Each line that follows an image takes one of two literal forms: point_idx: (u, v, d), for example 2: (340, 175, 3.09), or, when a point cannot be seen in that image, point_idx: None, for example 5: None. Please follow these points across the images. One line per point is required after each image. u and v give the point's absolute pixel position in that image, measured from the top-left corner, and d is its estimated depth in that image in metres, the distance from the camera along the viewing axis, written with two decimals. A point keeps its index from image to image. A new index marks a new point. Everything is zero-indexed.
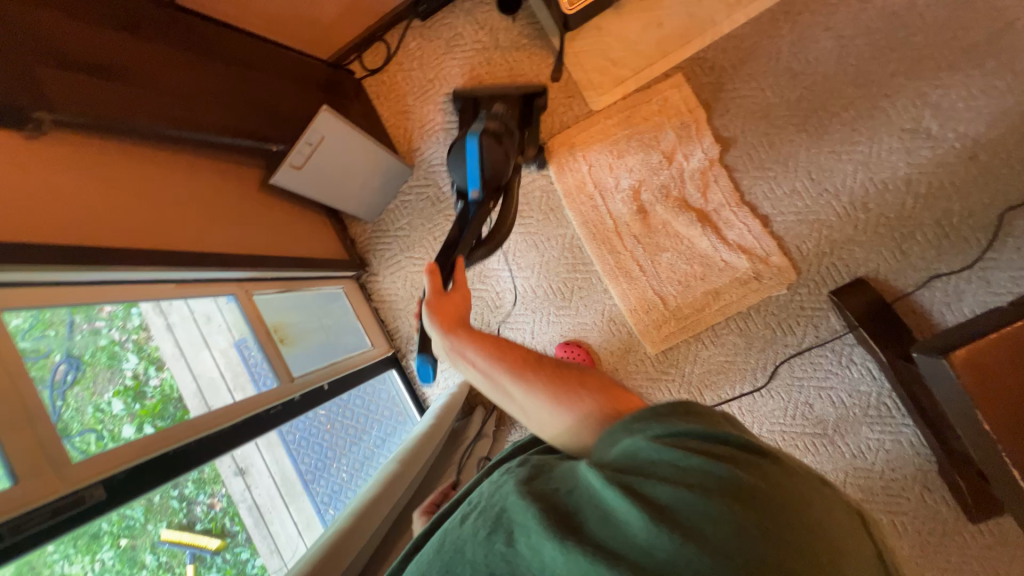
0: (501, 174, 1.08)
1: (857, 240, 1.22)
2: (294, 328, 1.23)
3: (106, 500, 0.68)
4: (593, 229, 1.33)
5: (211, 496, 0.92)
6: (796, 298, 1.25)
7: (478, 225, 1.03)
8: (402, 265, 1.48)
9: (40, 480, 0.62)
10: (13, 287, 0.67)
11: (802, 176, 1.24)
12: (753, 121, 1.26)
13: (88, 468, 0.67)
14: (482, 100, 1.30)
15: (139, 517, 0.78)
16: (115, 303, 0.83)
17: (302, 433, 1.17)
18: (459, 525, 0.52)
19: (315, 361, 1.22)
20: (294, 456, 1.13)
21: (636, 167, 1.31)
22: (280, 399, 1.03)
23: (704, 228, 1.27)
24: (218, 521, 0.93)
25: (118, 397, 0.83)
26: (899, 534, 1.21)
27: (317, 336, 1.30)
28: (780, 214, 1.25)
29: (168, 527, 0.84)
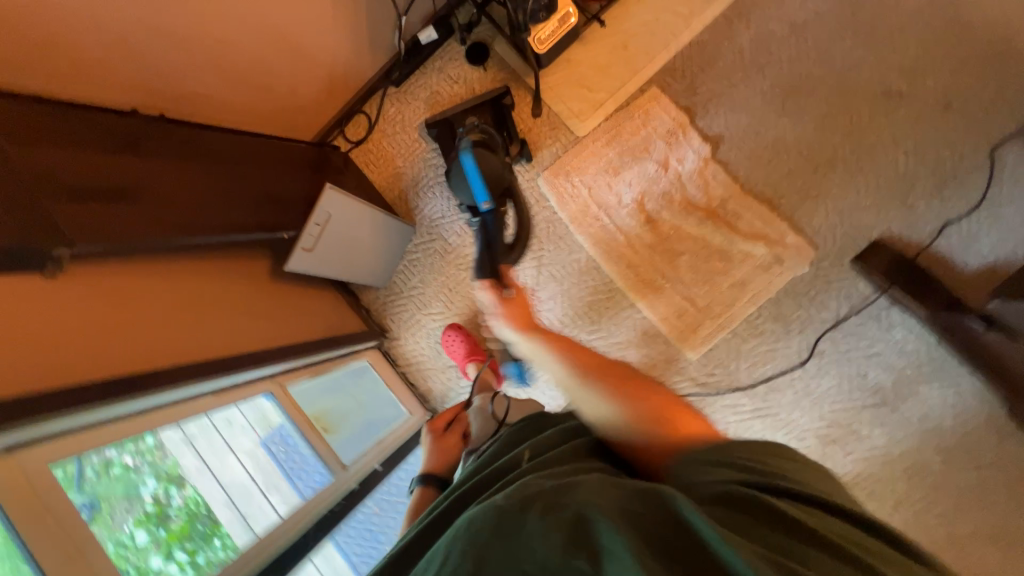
0: (502, 178, 1.20)
1: (863, 205, 1.24)
2: (332, 414, 1.21)
3: None
4: (607, 247, 1.34)
5: None
6: (821, 273, 1.25)
7: (499, 233, 1.25)
8: (422, 324, 1.45)
9: None
10: (56, 438, 0.62)
11: (795, 156, 1.27)
12: (734, 115, 1.30)
13: None
14: (456, 116, 1.30)
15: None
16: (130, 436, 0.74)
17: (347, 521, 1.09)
18: (529, 519, 0.45)
19: (358, 446, 1.20)
20: (343, 549, 1.07)
21: (634, 180, 1.33)
22: (330, 500, 1.02)
23: (715, 224, 1.29)
24: None
25: (140, 526, 0.79)
26: (991, 489, 1.16)
27: (356, 417, 1.29)
28: (784, 196, 1.27)
29: None
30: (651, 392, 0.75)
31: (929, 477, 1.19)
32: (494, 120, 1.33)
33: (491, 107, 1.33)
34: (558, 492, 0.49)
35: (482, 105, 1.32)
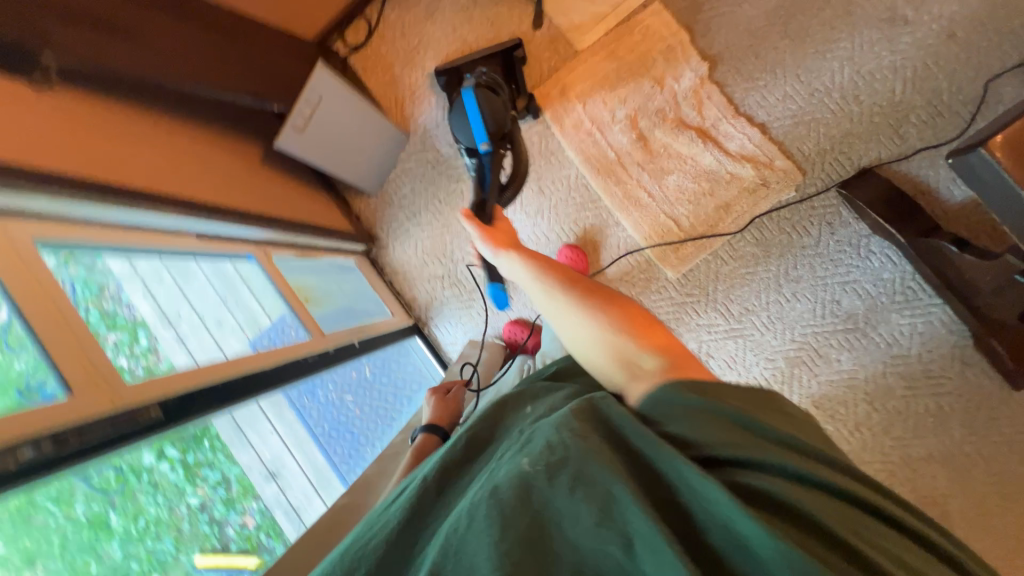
0: (501, 124, 1.22)
1: (854, 133, 1.24)
2: (314, 289, 1.26)
3: (164, 419, 0.70)
4: (597, 163, 1.35)
5: (243, 514, 0.95)
6: (806, 198, 1.27)
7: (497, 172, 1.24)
8: (411, 233, 1.48)
9: (93, 393, 0.63)
10: (38, 218, 0.69)
11: (792, 80, 1.27)
12: (736, 34, 1.29)
13: (141, 388, 0.69)
14: (466, 65, 1.33)
15: (170, 550, 0.86)
16: (115, 326, 0.77)
17: (330, 425, 1.22)
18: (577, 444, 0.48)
19: (336, 320, 1.24)
20: (324, 448, 1.17)
21: (629, 97, 1.33)
22: (314, 350, 1.05)
23: (706, 144, 1.30)
24: (253, 538, 0.93)
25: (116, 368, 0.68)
26: (947, 415, 1.20)
27: (336, 300, 1.33)
28: (776, 120, 1.28)
29: (202, 552, 0.89)
30: (567, 278, 0.71)
31: (890, 402, 1.23)
32: (505, 71, 1.33)
33: (501, 59, 1.34)
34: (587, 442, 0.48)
35: (492, 55, 1.33)
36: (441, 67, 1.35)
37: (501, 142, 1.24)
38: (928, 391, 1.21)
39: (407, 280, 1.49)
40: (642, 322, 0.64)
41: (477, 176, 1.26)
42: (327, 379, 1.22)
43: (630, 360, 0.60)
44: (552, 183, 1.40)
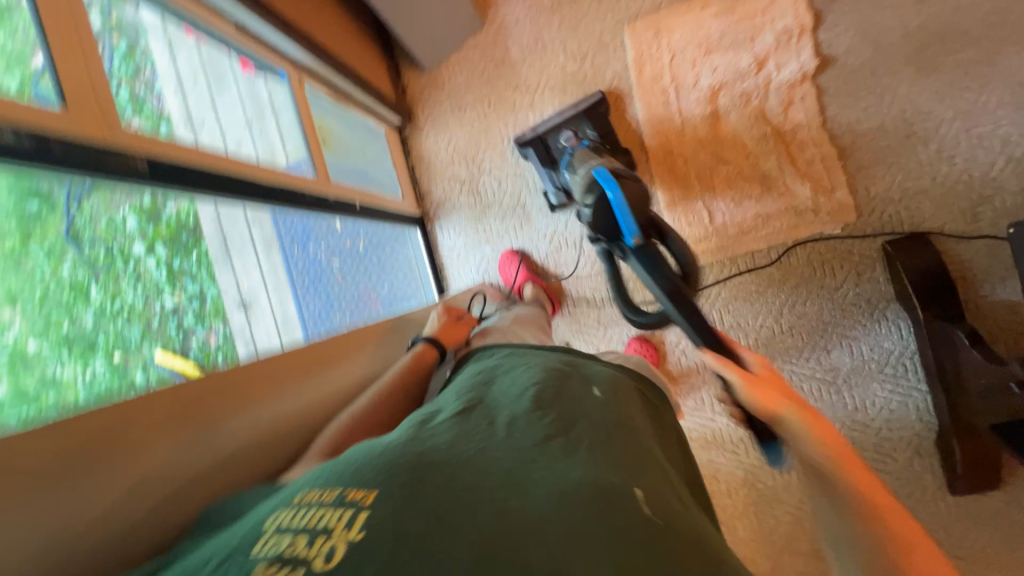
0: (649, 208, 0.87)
1: (930, 194, 1.15)
2: (335, 137, 1.22)
3: (149, 174, 0.72)
4: (659, 126, 1.27)
5: (209, 330, 0.89)
6: (846, 240, 1.21)
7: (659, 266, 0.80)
8: (449, 127, 1.43)
9: (87, 117, 0.63)
10: None
11: (895, 114, 1.16)
12: (862, 41, 1.16)
13: (135, 138, 0.70)
14: (551, 133, 1.29)
15: (136, 338, 0.77)
16: (136, 109, 0.74)
17: (310, 279, 1.17)
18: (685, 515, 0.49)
19: (347, 175, 1.21)
20: (298, 300, 1.11)
21: (721, 67, 1.22)
22: (314, 190, 1.03)
23: (776, 147, 1.21)
24: (213, 356, 0.86)
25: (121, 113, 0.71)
26: None
27: (354, 158, 1.29)
28: (858, 149, 1.18)
29: (163, 350, 0.79)
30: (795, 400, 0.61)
31: None
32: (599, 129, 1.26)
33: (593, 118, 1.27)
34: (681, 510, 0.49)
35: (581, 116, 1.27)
36: (524, 136, 1.31)
37: (655, 234, 0.86)
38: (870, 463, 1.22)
39: (429, 172, 1.46)
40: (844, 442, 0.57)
41: (642, 276, 0.82)
42: (319, 233, 1.21)
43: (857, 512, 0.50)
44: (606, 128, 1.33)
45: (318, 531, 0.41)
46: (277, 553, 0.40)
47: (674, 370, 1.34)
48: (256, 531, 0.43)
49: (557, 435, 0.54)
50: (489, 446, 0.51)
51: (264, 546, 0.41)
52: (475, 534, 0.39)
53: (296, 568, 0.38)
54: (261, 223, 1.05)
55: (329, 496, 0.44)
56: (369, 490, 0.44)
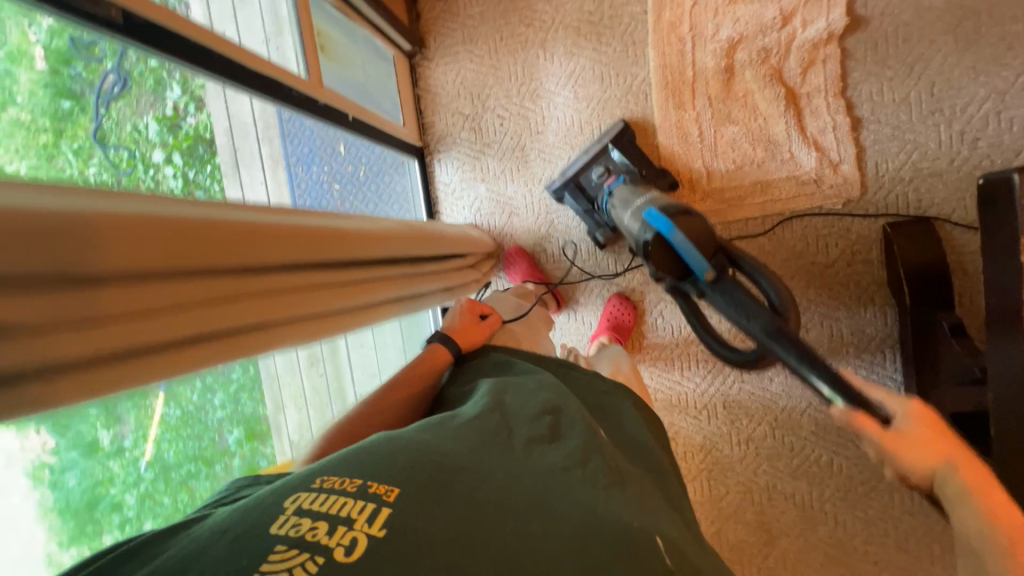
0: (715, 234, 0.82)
1: (945, 177, 1.09)
2: (338, 48, 1.21)
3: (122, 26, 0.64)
4: (670, 76, 1.23)
5: None
6: (846, 217, 1.16)
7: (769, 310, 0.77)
8: (458, 58, 1.41)
9: None
10: None
11: (922, 87, 1.08)
12: (900, 3, 1.08)
13: None
14: (582, 172, 1.25)
15: None
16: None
17: (310, 200, 1.21)
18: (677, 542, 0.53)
19: (345, 87, 1.21)
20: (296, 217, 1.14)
21: (744, 19, 1.16)
22: (304, 89, 1.02)
23: (788, 110, 1.15)
24: None
25: None
26: (830, 473, 1.22)
27: (356, 73, 1.27)
28: (875, 122, 1.12)
29: None
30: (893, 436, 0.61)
31: (790, 436, 1.25)
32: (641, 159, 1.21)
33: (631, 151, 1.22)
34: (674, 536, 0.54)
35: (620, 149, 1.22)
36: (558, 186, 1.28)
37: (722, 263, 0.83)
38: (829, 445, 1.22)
39: (434, 104, 1.45)
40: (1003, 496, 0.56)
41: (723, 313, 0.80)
42: (322, 156, 1.23)
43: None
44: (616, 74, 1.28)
45: (340, 521, 0.43)
46: (299, 537, 0.42)
47: (648, 330, 1.34)
48: (277, 509, 0.45)
49: (567, 466, 0.57)
50: (511, 468, 0.54)
51: (284, 524, 0.43)
52: (496, 552, 0.43)
53: (316, 556, 0.40)
54: (271, 140, 1.05)
55: (351, 486, 0.48)
56: (391, 488, 0.47)
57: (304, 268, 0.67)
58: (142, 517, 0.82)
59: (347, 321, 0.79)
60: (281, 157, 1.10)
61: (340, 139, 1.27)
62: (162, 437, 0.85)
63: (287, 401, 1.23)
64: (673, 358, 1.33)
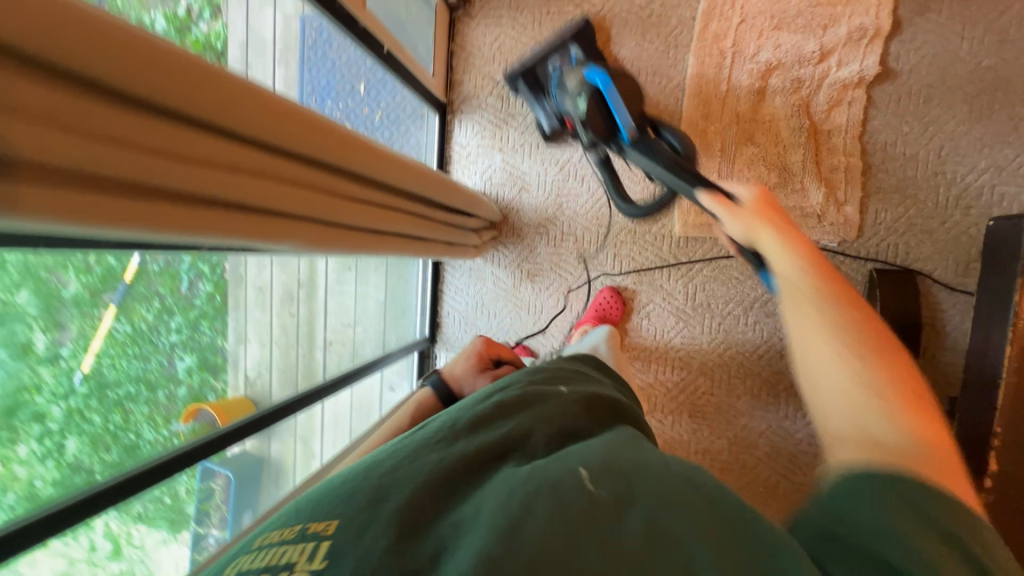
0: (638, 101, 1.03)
1: (934, 236, 1.15)
2: None
3: None
4: (704, 86, 1.25)
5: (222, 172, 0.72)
6: (839, 256, 1.21)
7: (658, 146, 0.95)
8: (501, 23, 1.38)
9: None
10: None
11: (932, 147, 1.14)
12: (930, 64, 1.13)
13: None
14: (540, 62, 1.22)
15: None
16: None
17: None
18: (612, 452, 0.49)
19: (384, 19, 1.17)
20: None
21: (785, 46, 1.19)
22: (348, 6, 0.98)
23: (808, 143, 1.19)
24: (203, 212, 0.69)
25: None
26: (776, 495, 1.28)
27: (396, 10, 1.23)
28: (883, 171, 1.17)
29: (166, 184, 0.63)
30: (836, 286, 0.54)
31: (745, 453, 1.30)
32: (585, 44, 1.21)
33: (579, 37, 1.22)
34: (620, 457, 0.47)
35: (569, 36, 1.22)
36: (512, 70, 1.25)
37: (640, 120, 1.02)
38: (780, 469, 1.27)
39: (466, 65, 1.42)
40: (907, 382, 0.46)
41: (644, 160, 0.93)
42: (339, 91, 1.12)
43: (870, 437, 0.43)
44: (654, 73, 1.30)
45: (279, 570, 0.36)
46: None
47: (632, 329, 1.36)
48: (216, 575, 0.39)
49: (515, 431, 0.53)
50: (442, 451, 0.49)
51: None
52: (428, 539, 0.39)
53: None
54: (287, 64, 0.95)
55: (290, 533, 0.41)
56: (330, 521, 0.40)
57: (292, 157, 0.62)
58: (66, 432, 0.74)
59: (344, 242, 0.77)
60: (296, 91, 0.99)
61: (362, 78, 1.19)
62: (104, 352, 0.80)
63: (251, 334, 1.15)
64: (652, 360, 1.36)
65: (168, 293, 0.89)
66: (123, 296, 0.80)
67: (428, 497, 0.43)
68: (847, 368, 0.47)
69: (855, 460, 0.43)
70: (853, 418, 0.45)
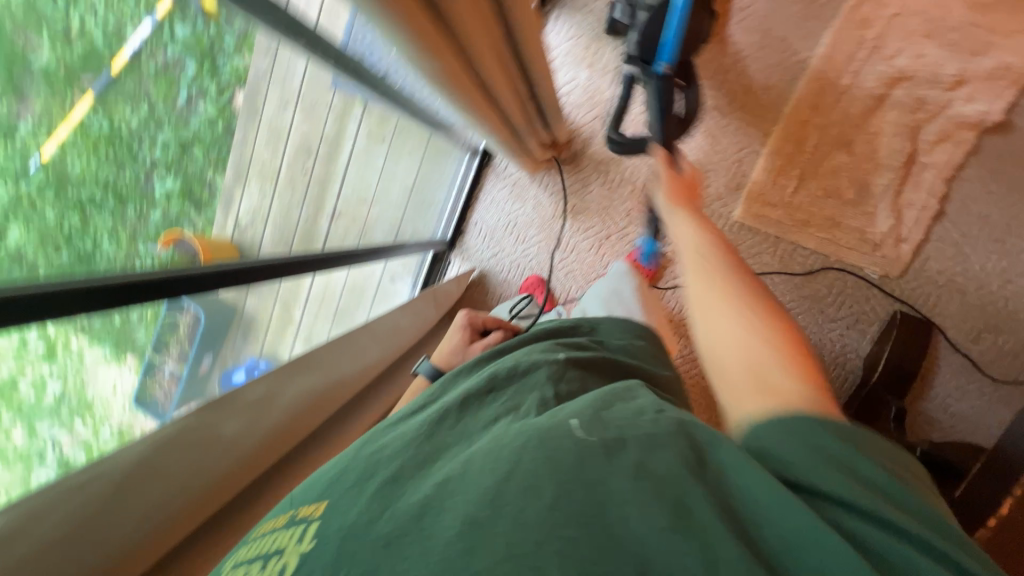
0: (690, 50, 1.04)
1: (966, 299, 1.17)
2: None
3: None
4: (826, 74, 1.16)
5: None
6: (873, 287, 1.22)
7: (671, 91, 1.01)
8: None
9: None
10: None
11: (1008, 214, 1.13)
12: None
13: None
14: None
15: None
16: None
17: None
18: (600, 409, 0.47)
19: None
20: None
21: (924, 57, 1.11)
22: None
23: (898, 168, 1.15)
24: None
25: None
26: None
27: None
28: (953, 220, 1.15)
29: None
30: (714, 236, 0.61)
31: None
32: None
33: None
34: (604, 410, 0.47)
35: None
36: None
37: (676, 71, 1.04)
38: None
39: None
40: (760, 296, 0.51)
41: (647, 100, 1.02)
42: None
43: (767, 381, 0.45)
44: (781, 39, 1.19)
45: (273, 552, 0.42)
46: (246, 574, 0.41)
47: None
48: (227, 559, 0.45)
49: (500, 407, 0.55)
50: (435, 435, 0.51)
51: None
52: (413, 506, 0.41)
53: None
54: None
55: (281, 520, 0.47)
56: (317, 504, 0.45)
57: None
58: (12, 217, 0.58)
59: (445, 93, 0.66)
60: None
61: None
62: (71, 144, 0.63)
63: (253, 173, 0.95)
64: None
65: (160, 99, 0.73)
66: (105, 87, 0.65)
67: (415, 465, 0.47)
68: (743, 319, 0.49)
69: (759, 408, 0.43)
70: (732, 337, 0.49)
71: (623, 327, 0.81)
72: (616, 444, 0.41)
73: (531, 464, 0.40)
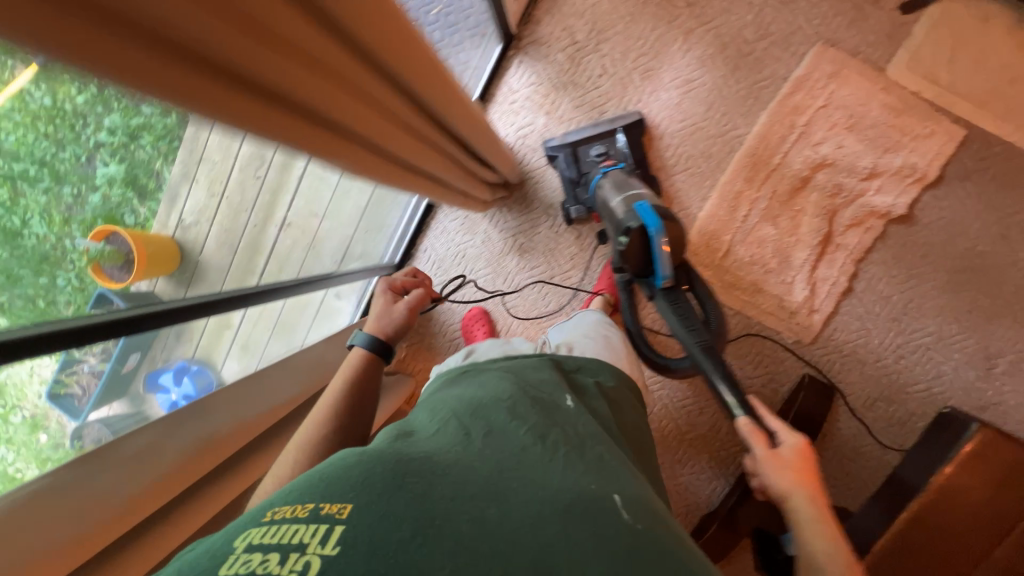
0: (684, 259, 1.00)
1: (866, 371, 1.27)
2: None
3: None
4: (761, 151, 1.25)
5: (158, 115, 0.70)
6: (786, 351, 1.30)
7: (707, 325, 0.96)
8: None
9: None
10: None
11: (905, 297, 1.24)
12: (944, 226, 1.21)
13: None
14: (583, 144, 1.26)
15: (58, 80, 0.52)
16: None
17: None
18: (632, 489, 0.50)
19: None
20: None
21: (844, 147, 1.22)
22: None
23: (816, 244, 1.25)
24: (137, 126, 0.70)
25: None
26: None
27: None
28: (859, 298, 1.26)
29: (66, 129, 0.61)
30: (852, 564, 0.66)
31: None
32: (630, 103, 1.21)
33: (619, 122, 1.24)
34: (628, 486, 0.51)
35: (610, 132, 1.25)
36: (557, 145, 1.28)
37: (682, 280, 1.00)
38: None
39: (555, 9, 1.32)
40: None
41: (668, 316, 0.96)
42: None
43: None
44: (723, 113, 1.27)
45: (291, 549, 0.37)
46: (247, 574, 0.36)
47: None
48: (224, 551, 0.39)
49: (532, 440, 0.55)
50: (468, 460, 0.50)
51: (233, 563, 0.37)
52: (458, 537, 0.40)
53: None
54: None
55: (303, 510, 0.41)
56: (345, 503, 0.41)
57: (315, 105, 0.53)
58: None
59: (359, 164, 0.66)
60: None
61: None
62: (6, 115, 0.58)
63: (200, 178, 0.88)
64: None
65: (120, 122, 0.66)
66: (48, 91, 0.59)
67: (450, 492, 0.44)
68: None
69: None
70: None
71: (611, 371, 0.83)
72: (645, 530, 0.45)
73: (581, 535, 0.42)
